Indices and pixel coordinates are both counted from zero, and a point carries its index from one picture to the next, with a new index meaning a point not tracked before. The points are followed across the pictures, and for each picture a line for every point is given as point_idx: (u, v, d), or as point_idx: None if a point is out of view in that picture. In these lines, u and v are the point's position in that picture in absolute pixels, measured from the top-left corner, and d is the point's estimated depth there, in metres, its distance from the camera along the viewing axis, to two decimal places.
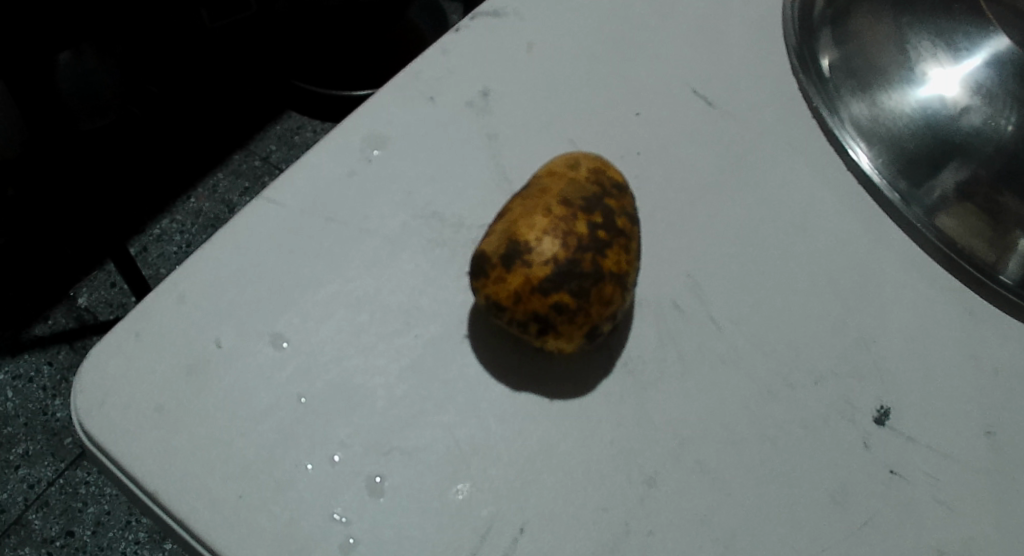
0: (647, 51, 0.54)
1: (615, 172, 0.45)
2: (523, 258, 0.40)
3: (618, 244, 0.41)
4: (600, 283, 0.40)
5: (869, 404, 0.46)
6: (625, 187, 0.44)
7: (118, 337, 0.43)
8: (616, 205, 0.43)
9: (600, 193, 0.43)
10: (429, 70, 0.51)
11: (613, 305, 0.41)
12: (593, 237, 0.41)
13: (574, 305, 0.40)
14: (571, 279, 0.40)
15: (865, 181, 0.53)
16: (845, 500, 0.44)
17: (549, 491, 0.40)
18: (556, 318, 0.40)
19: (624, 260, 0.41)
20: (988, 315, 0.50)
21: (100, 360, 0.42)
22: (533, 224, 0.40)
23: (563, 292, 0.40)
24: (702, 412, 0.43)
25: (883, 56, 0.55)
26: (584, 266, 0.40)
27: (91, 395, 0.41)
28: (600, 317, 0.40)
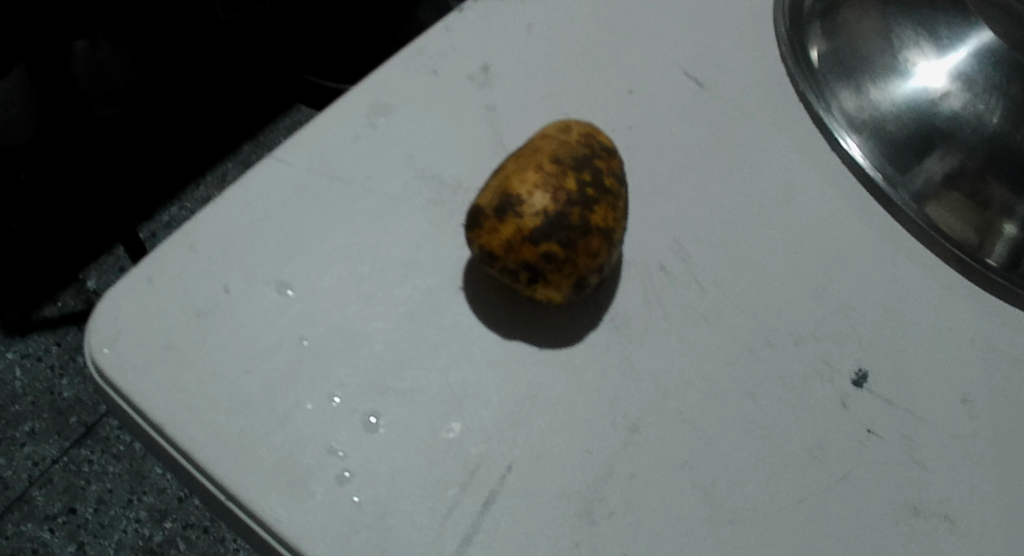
0: (642, 34, 0.57)
1: (604, 138, 0.47)
2: (515, 209, 0.42)
3: (606, 201, 0.44)
4: (588, 236, 0.43)
5: (847, 366, 0.48)
6: (614, 152, 0.46)
7: (132, 283, 0.46)
8: (604, 166, 0.45)
9: (590, 154, 0.45)
10: (433, 46, 0.54)
11: (599, 258, 0.43)
12: (581, 193, 0.43)
13: (562, 255, 0.42)
14: (560, 231, 0.42)
15: (854, 167, 0.55)
16: (823, 454, 0.45)
17: (536, 433, 0.42)
18: (545, 268, 0.42)
19: (610, 217, 0.44)
20: (966, 290, 0.53)
21: (114, 302, 0.45)
22: (525, 179, 0.43)
23: (552, 242, 0.42)
24: (686, 367, 0.45)
25: (869, 47, 0.57)
26: (572, 219, 0.42)
27: (103, 334, 0.44)
28: (587, 268, 0.43)
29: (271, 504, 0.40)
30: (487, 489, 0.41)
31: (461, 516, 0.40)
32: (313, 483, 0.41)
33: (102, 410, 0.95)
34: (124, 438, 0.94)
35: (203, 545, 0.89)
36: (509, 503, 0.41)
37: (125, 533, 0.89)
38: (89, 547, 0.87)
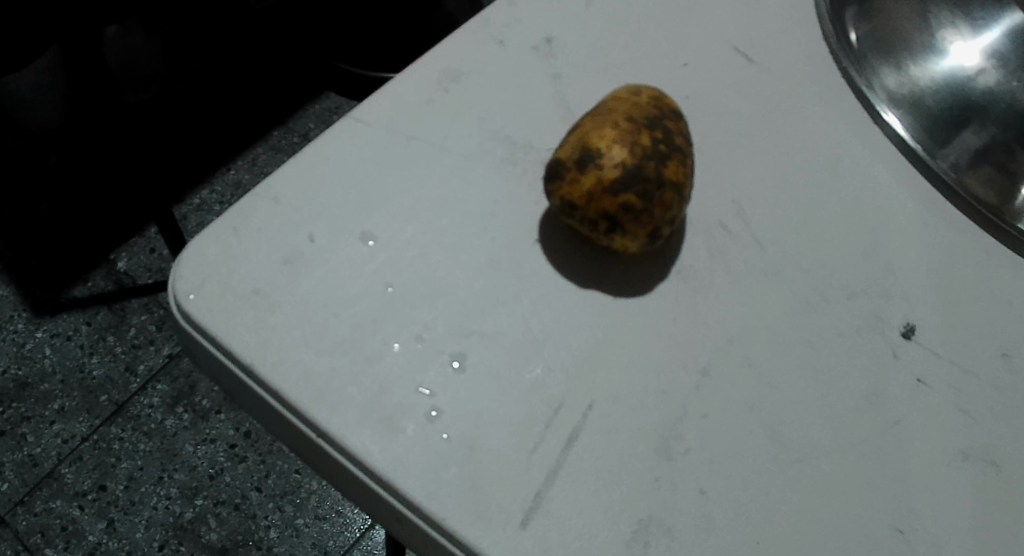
0: (694, 11, 0.59)
1: (671, 102, 0.49)
2: (595, 162, 0.44)
3: (677, 158, 0.46)
4: (662, 189, 0.45)
5: (897, 320, 0.51)
6: (680, 114, 0.49)
7: (218, 232, 0.47)
8: (674, 126, 0.47)
9: (660, 115, 0.47)
10: (499, 18, 0.56)
11: (672, 211, 0.45)
12: (655, 149, 0.45)
13: (639, 206, 0.44)
14: (638, 183, 0.44)
15: (896, 140, 0.58)
16: (878, 401, 0.48)
17: (613, 375, 0.44)
18: (624, 218, 0.44)
19: (681, 172, 0.46)
20: (1000, 254, 0.56)
21: (199, 251, 0.47)
22: (604, 134, 0.45)
23: (630, 194, 0.44)
24: (750, 317, 0.48)
25: (906, 27, 0.61)
26: (649, 172, 0.45)
27: (191, 280, 0.46)
28: (662, 220, 0.45)
29: (364, 438, 0.42)
30: (570, 426, 0.43)
31: (546, 452, 0.42)
32: (404, 420, 0.42)
33: (133, 387, 0.93)
34: (155, 416, 0.92)
35: (234, 522, 0.88)
36: (591, 439, 0.43)
37: (155, 511, 0.87)
38: (119, 524, 0.86)
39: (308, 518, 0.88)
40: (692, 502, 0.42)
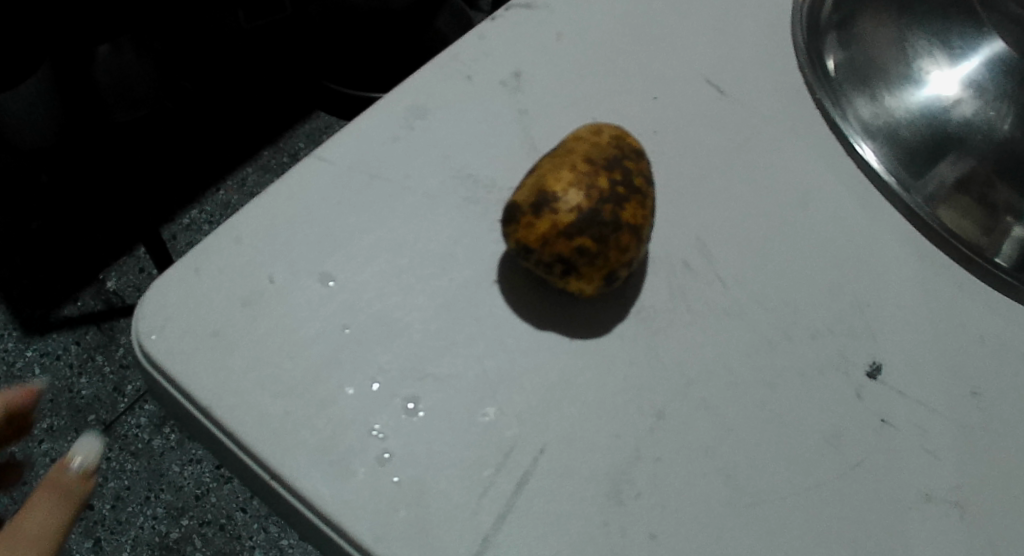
0: (666, 43, 0.59)
1: (633, 140, 0.49)
2: (551, 205, 0.44)
3: (636, 200, 0.46)
4: (618, 231, 0.45)
5: (861, 360, 0.50)
6: (642, 153, 0.49)
7: (180, 272, 0.48)
8: (634, 166, 0.47)
9: (620, 155, 0.47)
10: (467, 52, 0.56)
11: (629, 253, 0.45)
12: (613, 191, 0.45)
13: (594, 249, 0.44)
14: (594, 226, 0.44)
15: (868, 172, 0.57)
16: (839, 442, 0.48)
17: (567, 418, 0.44)
18: (579, 261, 0.44)
19: (639, 214, 0.46)
20: (974, 288, 0.55)
21: (162, 290, 0.47)
22: (560, 176, 0.45)
23: (585, 237, 0.44)
24: (709, 358, 0.48)
25: (882, 54, 0.59)
26: (605, 214, 0.45)
27: (151, 320, 0.46)
28: (618, 262, 0.45)
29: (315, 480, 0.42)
30: (521, 470, 0.43)
31: (496, 496, 0.42)
32: (356, 463, 0.42)
33: (121, 406, 0.93)
34: (143, 435, 0.92)
35: (220, 541, 0.88)
36: (542, 483, 0.43)
37: (142, 530, 0.87)
38: (105, 543, 0.86)
39: (293, 539, 0.89)
40: (642, 548, 0.42)
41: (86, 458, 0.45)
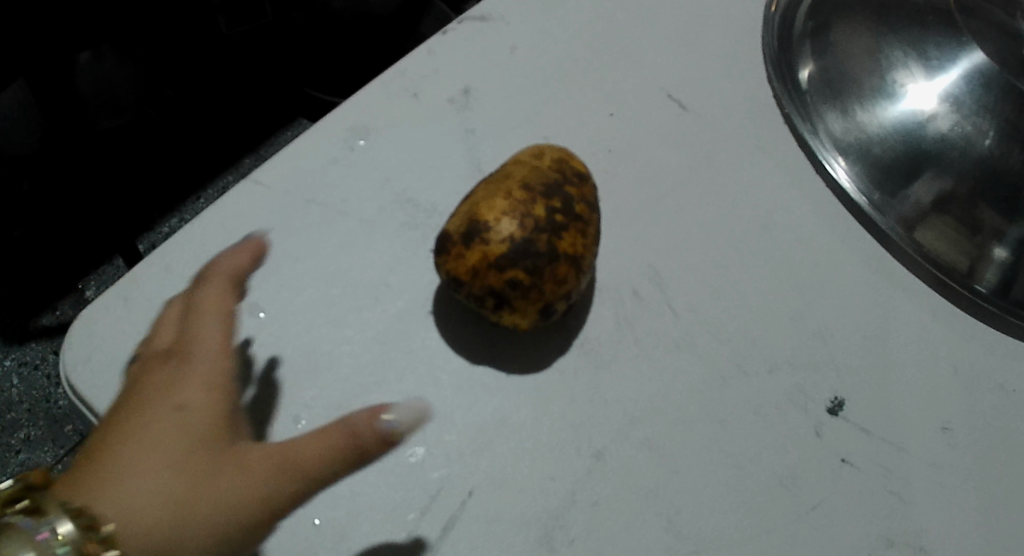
0: (626, 56, 0.57)
1: (578, 162, 0.47)
2: (481, 236, 0.42)
3: (576, 228, 0.43)
4: (555, 262, 0.42)
5: (823, 395, 0.48)
6: (587, 177, 0.46)
7: (110, 302, 0.46)
8: (576, 191, 0.45)
9: (561, 179, 0.45)
10: (414, 68, 0.54)
11: (567, 285, 0.43)
12: (550, 219, 0.43)
13: (528, 282, 0.42)
14: (527, 258, 0.42)
15: (837, 190, 0.54)
16: (794, 484, 0.45)
17: (498, 459, 0.43)
18: (511, 294, 0.42)
19: (579, 243, 0.43)
20: (949, 315, 0.52)
21: (90, 321, 0.46)
22: (493, 205, 0.43)
23: (517, 269, 0.42)
24: (655, 395, 0.45)
25: (857, 66, 0.57)
26: (540, 245, 0.42)
27: (77, 352, 0.45)
28: (555, 295, 0.43)
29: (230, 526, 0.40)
30: (447, 514, 0.41)
31: (420, 542, 0.41)
32: None
33: None
34: None
35: None
36: (469, 528, 0.41)
37: None
38: None
39: None
40: None
41: (406, 426, 0.38)
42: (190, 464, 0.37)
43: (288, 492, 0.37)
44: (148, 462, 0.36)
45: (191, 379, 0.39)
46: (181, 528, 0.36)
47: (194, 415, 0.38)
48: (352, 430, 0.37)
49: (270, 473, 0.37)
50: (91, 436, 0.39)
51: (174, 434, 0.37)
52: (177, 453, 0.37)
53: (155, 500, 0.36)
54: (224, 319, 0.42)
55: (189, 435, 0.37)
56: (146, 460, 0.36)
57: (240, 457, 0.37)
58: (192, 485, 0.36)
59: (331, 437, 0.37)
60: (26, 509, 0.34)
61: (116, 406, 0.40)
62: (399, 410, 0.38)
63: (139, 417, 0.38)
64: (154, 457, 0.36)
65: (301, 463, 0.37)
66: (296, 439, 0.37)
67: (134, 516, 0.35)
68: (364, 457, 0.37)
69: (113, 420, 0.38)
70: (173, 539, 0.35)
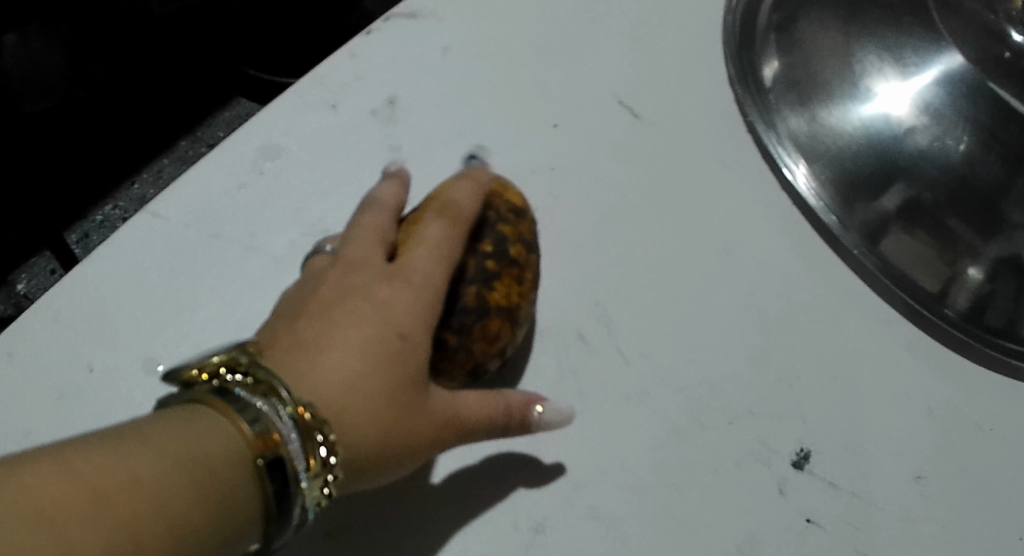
0: (572, 58, 0.51)
1: (514, 195, 0.42)
2: None
3: (509, 276, 0.40)
4: (485, 319, 0.38)
5: (787, 447, 0.43)
6: (525, 212, 0.42)
7: None
8: (510, 232, 0.41)
9: (495, 219, 0.41)
10: (333, 75, 0.47)
11: (500, 342, 0.39)
12: (479, 268, 0.39)
13: (454, 342, 0.38)
14: (453, 314, 0.38)
15: (802, 204, 0.49)
16: (754, 550, 0.41)
17: (427, 535, 0.39)
18: (436, 356, 0.37)
19: (514, 293, 0.39)
20: (927, 348, 0.47)
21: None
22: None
23: (441, 329, 0.37)
24: (601, 454, 0.41)
25: (826, 69, 0.51)
26: (468, 299, 0.38)
27: None
28: (484, 355, 0.38)
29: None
30: None
31: None
32: None
33: None
34: None
35: None
36: None
37: None
38: None
39: None
40: None
41: (550, 420, 0.39)
42: (394, 382, 0.33)
43: (449, 439, 0.35)
44: (364, 369, 0.33)
45: (419, 290, 0.35)
46: (359, 443, 0.33)
47: (416, 334, 0.35)
48: (520, 407, 0.38)
49: (441, 424, 0.35)
50: (331, 333, 0.34)
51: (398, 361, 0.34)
52: (392, 371, 0.33)
53: (359, 409, 0.33)
54: (442, 249, 0.37)
55: (407, 359, 0.34)
56: (357, 363, 0.33)
57: (434, 394, 0.35)
58: (393, 411, 0.33)
59: (495, 402, 0.37)
60: (262, 391, 0.31)
61: (327, 298, 0.35)
62: (552, 403, 0.39)
63: (364, 318, 0.34)
64: (351, 359, 0.33)
65: (475, 422, 0.36)
66: (469, 402, 0.36)
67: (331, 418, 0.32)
68: (508, 432, 0.38)
69: (402, 349, 0.34)
70: (354, 453, 0.33)
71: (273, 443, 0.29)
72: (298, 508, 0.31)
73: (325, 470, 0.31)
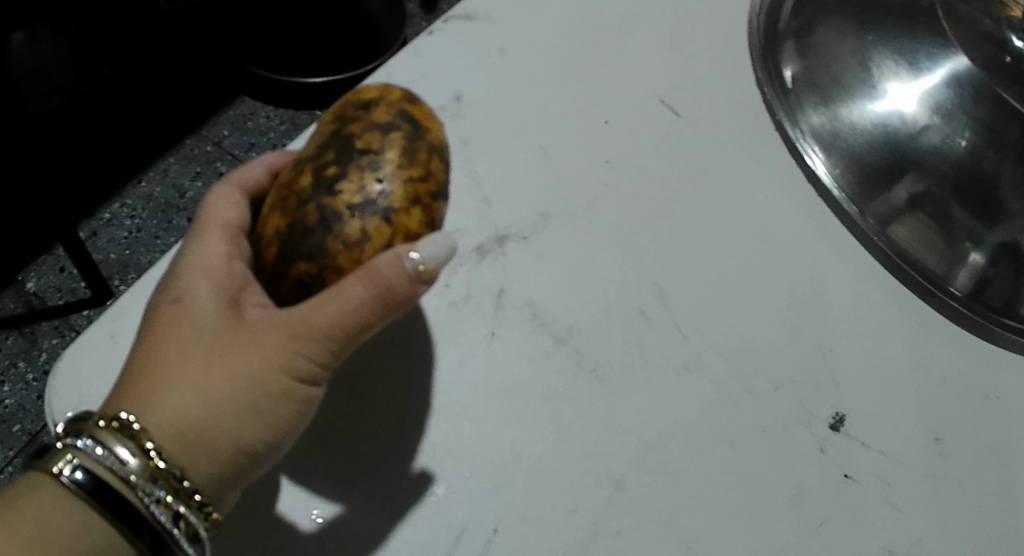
0: (617, 59, 0.55)
1: (366, 95, 0.44)
2: (262, 246, 0.42)
3: (353, 175, 0.41)
4: (341, 229, 0.40)
5: (824, 411, 0.48)
6: (374, 105, 0.43)
7: (95, 339, 0.45)
8: (357, 130, 0.42)
9: (340, 126, 0.43)
10: (403, 73, 0.51)
11: (373, 241, 0.40)
12: (317, 183, 0.41)
13: (314, 268, 0.40)
14: (304, 242, 0.40)
15: (824, 192, 0.54)
16: (802, 502, 0.46)
17: (518, 493, 0.42)
18: (306, 291, 0.41)
19: (371, 190, 0.41)
20: (938, 325, 0.52)
21: (76, 362, 0.44)
22: (270, 208, 0.43)
23: (298, 262, 0.41)
24: (668, 416, 0.45)
25: (844, 71, 0.56)
26: (312, 219, 0.40)
27: (66, 398, 0.43)
28: (352, 261, 0.40)
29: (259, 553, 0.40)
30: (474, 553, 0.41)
31: None
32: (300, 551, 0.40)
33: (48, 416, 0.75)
34: None
35: None
36: None
37: None
38: None
39: None
40: None
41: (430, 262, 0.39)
42: (197, 347, 0.39)
43: (289, 353, 0.39)
44: (175, 365, 0.39)
45: (201, 273, 0.41)
46: (189, 405, 0.38)
47: (211, 311, 0.40)
48: (381, 274, 0.38)
49: (268, 348, 0.39)
50: (144, 334, 0.41)
51: (190, 331, 0.40)
52: (186, 340, 0.40)
53: (166, 384, 0.39)
54: (229, 225, 0.43)
55: (196, 323, 0.40)
56: (167, 363, 0.39)
57: (254, 329, 0.40)
58: (207, 369, 0.39)
59: (341, 291, 0.38)
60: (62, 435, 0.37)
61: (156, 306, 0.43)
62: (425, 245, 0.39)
63: (158, 319, 0.41)
64: (155, 353, 0.40)
65: (318, 325, 0.38)
66: (299, 312, 0.39)
67: (159, 422, 0.38)
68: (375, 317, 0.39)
69: (190, 320, 0.40)
70: (197, 423, 0.38)
71: (76, 461, 0.36)
72: (143, 493, 0.36)
73: (149, 455, 0.37)
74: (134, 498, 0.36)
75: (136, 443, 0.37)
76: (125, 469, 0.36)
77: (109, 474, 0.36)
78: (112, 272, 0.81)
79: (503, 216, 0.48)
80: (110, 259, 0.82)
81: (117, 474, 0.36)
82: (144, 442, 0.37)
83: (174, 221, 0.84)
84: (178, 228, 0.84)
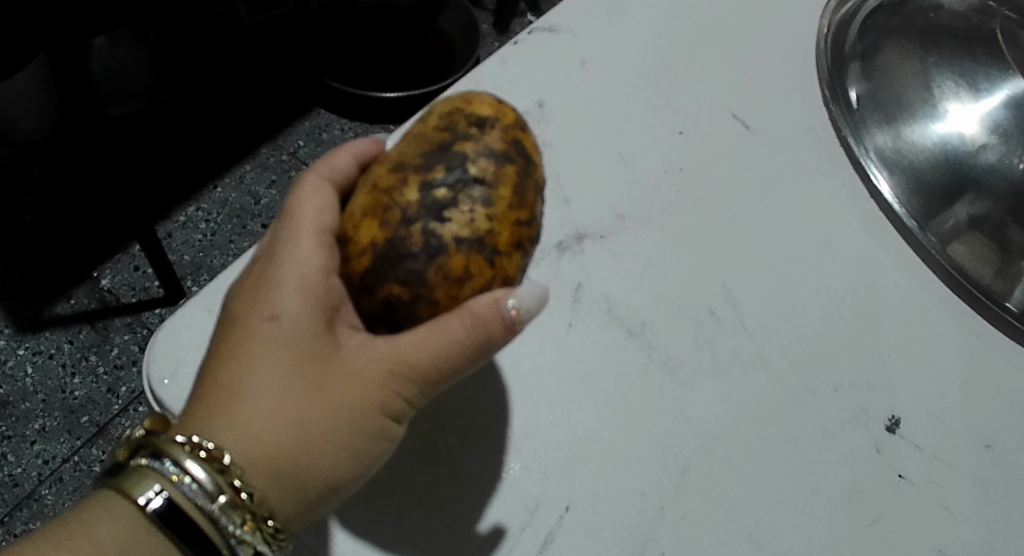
0: (690, 74, 0.58)
1: (476, 108, 0.44)
2: (348, 251, 0.41)
3: (463, 202, 0.41)
4: (443, 258, 0.40)
5: (880, 413, 0.50)
6: (487, 121, 0.43)
7: (195, 313, 0.48)
8: (469, 149, 0.42)
9: (450, 140, 0.42)
10: (491, 80, 0.55)
11: (472, 277, 0.41)
12: (422, 201, 0.41)
13: (408, 293, 0.40)
14: (402, 266, 0.40)
15: (887, 209, 0.56)
16: (857, 498, 0.47)
17: (591, 475, 0.45)
18: (394, 315, 0.41)
19: (480, 221, 0.41)
20: (992, 338, 0.54)
21: (175, 335, 0.47)
22: (362, 212, 0.42)
23: (391, 282, 0.40)
24: (732, 411, 0.48)
25: (907, 91, 0.59)
26: (415, 243, 0.40)
27: (164, 366, 0.46)
28: (448, 295, 0.41)
29: (345, 520, 0.43)
30: (546, 528, 0.44)
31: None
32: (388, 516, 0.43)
33: (115, 409, 0.77)
34: None
35: None
36: (568, 542, 0.44)
37: None
38: None
39: None
40: None
41: (525, 311, 0.40)
42: (289, 374, 0.40)
43: (382, 390, 0.40)
44: (265, 388, 0.40)
45: (297, 285, 0.41)
46: (279, 435, 0.39)
47: (303, 331, 0.40)
48: (484, 326, 0.39)
49: (362, 384, 0.40)
50: (232, 341, 0.41)
51: (281, 353, 0.40)
52: (278, 362, 0.40)
53: (256, 410, 0.39)
54: (323, 230, 0.42)
55: (289, 345, 0.40)
56: (257, 386, 0.40)
57: (347, 360, 0.40)
58: (299, 401, 0.40)
59: (441, 333, 0.39)
60: (149, 452, 0.38)
61: (237, 300, 0.42)
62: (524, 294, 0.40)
63: (245, 331, 0.41)
64: (246, 373, 0.40)
65: (415, 365, 0.40)
66: (397, 349, 0.40)
67: (253, 454, 0.39)
68: (471, 362, 0.40)
69: (282, 340, 0.40)
70: (282, 451, 0.39)
71: (165, 486, 0.37)
72: (230, 533, 0.38)
73: (238, 492, 0.38)
74: (222, 538, 0.37)
75: (226, 480, 0.38)
76: (213, 500, 0.37)
77: (197, 510, 0.37)
78: (185, 274, 0.84)
79: (582, 216, 0.52)
80: (184, 260, 0.85)
81: (206, 512, 0.37)
82: (233, 479, 0.38)
83: (248, 226, 0.87)
84: (250, 233, 0.87)
